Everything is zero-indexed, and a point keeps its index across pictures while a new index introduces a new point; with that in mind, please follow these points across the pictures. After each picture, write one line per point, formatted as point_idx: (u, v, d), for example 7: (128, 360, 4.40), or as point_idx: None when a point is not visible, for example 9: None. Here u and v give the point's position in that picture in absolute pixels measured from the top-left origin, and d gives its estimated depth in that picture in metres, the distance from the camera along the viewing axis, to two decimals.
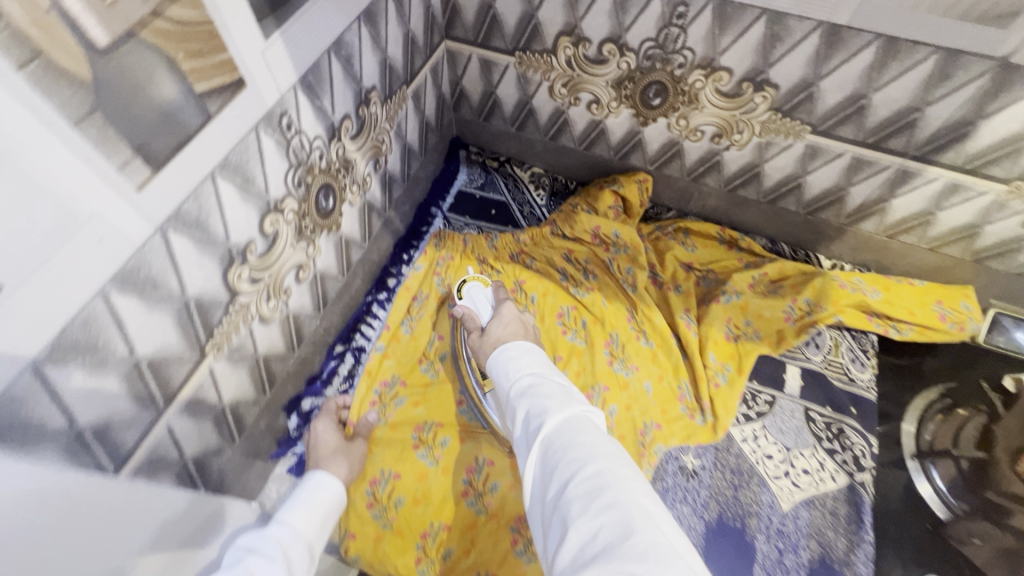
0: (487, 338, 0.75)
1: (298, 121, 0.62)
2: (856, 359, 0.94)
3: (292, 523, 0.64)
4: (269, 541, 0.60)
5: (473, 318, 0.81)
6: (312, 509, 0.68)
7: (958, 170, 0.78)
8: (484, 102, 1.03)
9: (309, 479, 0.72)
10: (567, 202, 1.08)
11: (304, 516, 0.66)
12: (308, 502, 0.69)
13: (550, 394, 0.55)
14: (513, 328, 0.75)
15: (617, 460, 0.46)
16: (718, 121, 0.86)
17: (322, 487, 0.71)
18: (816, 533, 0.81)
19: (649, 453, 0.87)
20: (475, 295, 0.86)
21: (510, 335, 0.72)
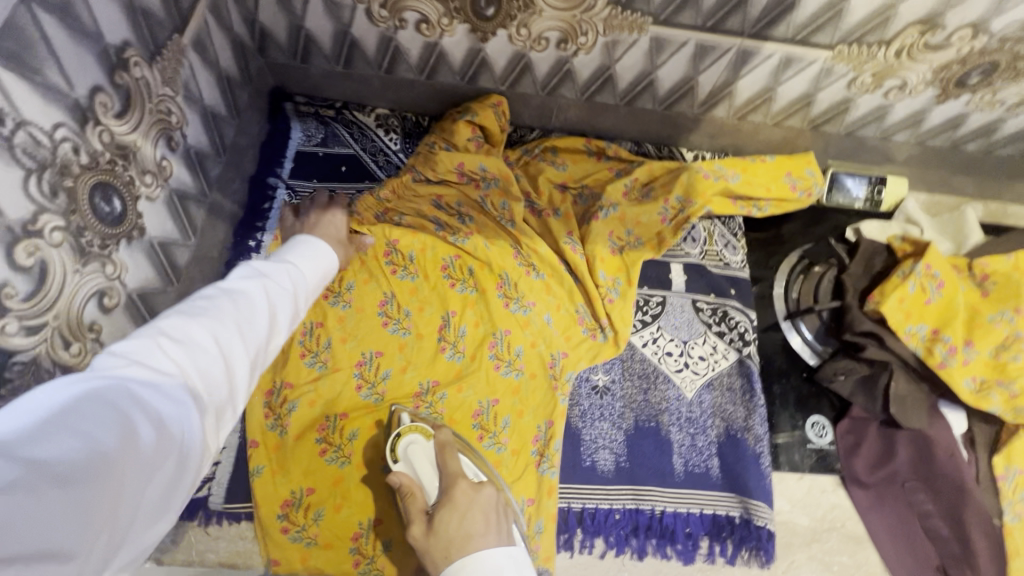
0: (434, 539, 0.59)
1: (14, 110, 0.45)
2: (729, 245, 0.99)
3: (302, 269, 0.64)
4: (284, 275, 0.59)
5: (415, 496, 0.65)
6: (315, 269, 0.66)
7: (791, 43, 0.80)
8: (295, 39, 0.85)
9: (314, 241, 0.70)
10: (422, 141, 0.97)
11: (313, 268, 0.66)
12: (312, 247, 0.69)
13: None
14: (472, 522, 0.60)
15: None
16: (560, 25, 0.79)
17: (328, 253, 0.69)
18: (719, 411, 0.88)
19: (561, 383, 0.87)
20: (416, 458, 0.71)
21: (463, 534, 0.58)
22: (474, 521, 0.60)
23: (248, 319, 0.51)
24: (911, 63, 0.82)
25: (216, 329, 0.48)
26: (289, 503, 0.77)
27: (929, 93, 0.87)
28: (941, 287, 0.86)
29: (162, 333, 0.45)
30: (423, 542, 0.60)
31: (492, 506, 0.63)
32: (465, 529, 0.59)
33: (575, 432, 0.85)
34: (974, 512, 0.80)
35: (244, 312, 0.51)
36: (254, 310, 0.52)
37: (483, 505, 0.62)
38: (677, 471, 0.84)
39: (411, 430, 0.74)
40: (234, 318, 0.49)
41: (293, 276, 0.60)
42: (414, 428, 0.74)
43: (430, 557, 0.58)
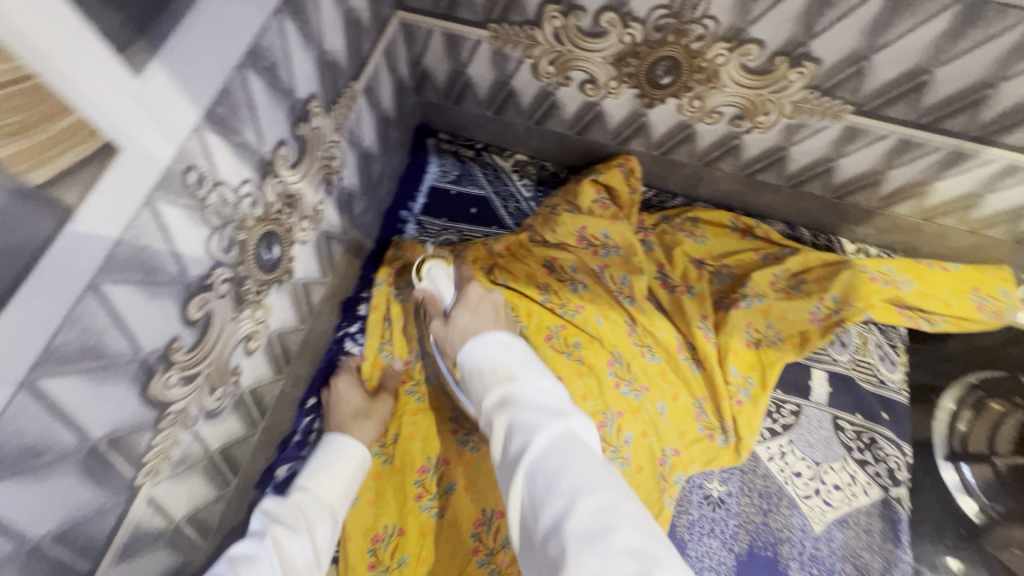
0: (453, 328, 0.63)
1: (212, 172, 0.45)
2: (887, 358, 0.87)
3: (313, 491, 0.61)
4: (297, 504, 0.58)
5: (435, 301, 0.71)
6: (332, 477, 0.64)
7: (1023, 151, 0.67)
8: (453, 82, 0.84)
9: (332, 443, 0.67)
10: (546, 202, 0.93)
11: (328, 483, 0.62)
12: (330, 463, 0.64)
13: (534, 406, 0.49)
14: (483, 315, 0.63)
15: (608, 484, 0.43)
16: (741, 101, 0.72)
17: (347, 455, 0.66)
18: (852, 556, 0.76)
19: (670, 485, 0.78)
20: (435, 275, 0.74)
21: (480, 326, 0.61)
22: (486, 312, 0.63)
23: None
24: None
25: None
26: (377, 540, 0.75)
27: None
28: None
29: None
30: (443, 330, 0.65)
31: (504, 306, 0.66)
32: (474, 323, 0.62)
33: (680, 543, 0.77)
34: None
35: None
36: (260, 573, 0.48)
37: (494, 304, 0.66)
38: None
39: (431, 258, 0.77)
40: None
41: (307, 510, 0.58)
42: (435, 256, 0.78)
43: (449, 343, 0.63)
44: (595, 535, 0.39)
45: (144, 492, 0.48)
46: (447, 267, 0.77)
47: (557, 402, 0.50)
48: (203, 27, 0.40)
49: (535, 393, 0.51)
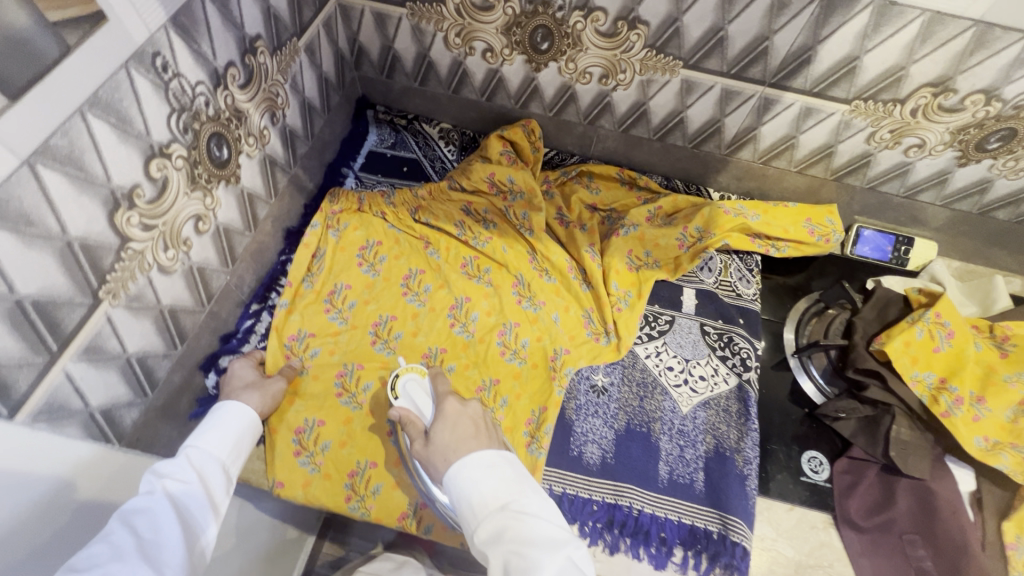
0: (431, 446, 0.67)
1: (174, 62, 0.62)
2: (744, 278, 1.04)
3: (207, 449, 0.67)
4: (183, 466, 0.62)
5: (413, 421, 0.73)
6: (223, 439, 0.70)
7: (809, 94, 0.88)
8: (384, 57, 1.04)
9: (223, 411, 0.74)
10: (464, 158, 1.12)
11: (218, 444, 0.68)
12: (219, 426, 0.71)
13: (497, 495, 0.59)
14: (462, 430, 0.68)
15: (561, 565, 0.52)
16: (602, 61, 0.93)
17: (235, 420, 0.73)
18: (711, 429, 0.91)
19: (559, 376, 0.93)
20: (412, 391, 0.80)
21: (457, 440, 0.66)
22: (464, 426, 0.68)
23: (153, 534, 0.54)
24: (928, 123, 0.88)
25: (118, 565, 0.49)
26: (300, 432, 0.86)
27: (950, 154, 0.92)
28: (950, 336, 0.86)
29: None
30: (423, 451, 0.68)
31: (481, 417, 0.71)
32: (464, 428, 0.68)
33: (568, 423, 0.91)
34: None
35: (149, 533, 0.53)
36: (158, 527, 0.54)
37: (471, 416, 0.70)
38: (660, 478, 0.87)
39: (406, 370, 0.83)
40: (138, 539, 0.52)
41: (195, 462, 0.64)
42: (410, 368, 0.84)
43: (430, 461, 0.66)
44: None
45: (103, 306, 0.61)
46: (423, 378, 0.83)
47: (552, 532, 0.56)
48: None
49: (520, 528, 0.56)
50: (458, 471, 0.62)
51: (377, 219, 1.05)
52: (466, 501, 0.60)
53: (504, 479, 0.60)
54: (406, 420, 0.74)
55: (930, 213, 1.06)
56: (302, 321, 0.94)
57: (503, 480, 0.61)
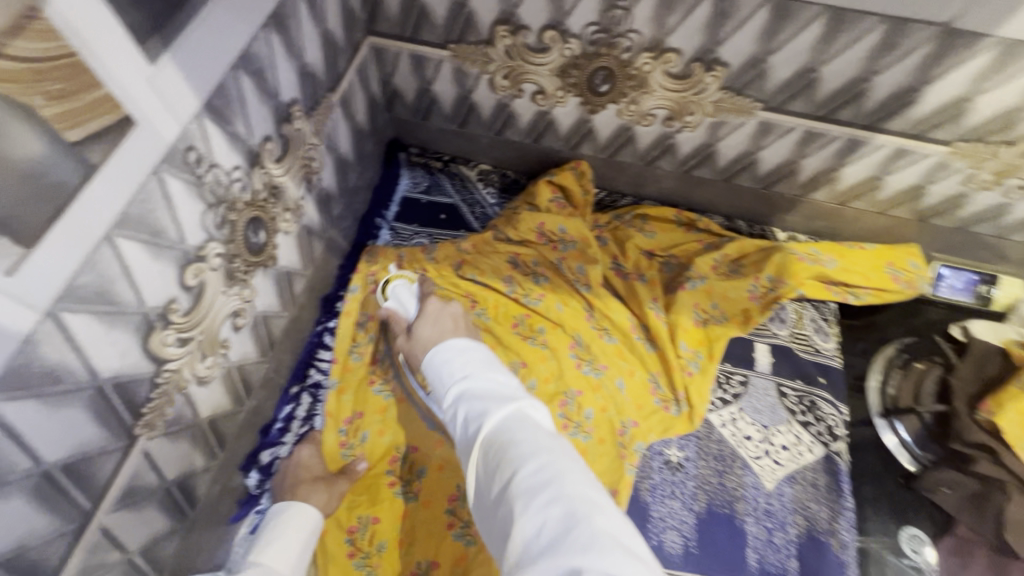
0: (416, 340, 0.67)
1: (209, 153, 0.53)
2: (820, 330, 0.96)
3: (266, 564, 0.65)
4: None
5: (398, 318, 0.77)
6: (283, 549, 0.67)
7: (906, 135, 0.79)
8: (420, 99, 0.94)
9: (282, 512, 0.71)
10: (508, 205, 1.03)
11: (275, 559, 0.66)
12: (279, 533, 0.69)
13: (486, 393, 0.52)
14: (443, 324, 0.68)
15: (557, 449, 0.45)
16: (669, 104, 0.83)
17: (290, 522, 0.69)
18: (801, 508, 0.83)
19: (630, 453, 0.85)
20: (400, 293, 0.80)
21: (439, 334, 0.65)
22: (444, 322, 0.68)
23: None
24: None
25: None
26: (354, 530, 0.78)
27: None
28: None
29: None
30: (406, 345, 0.70)
31: (463, 315, 0.70)
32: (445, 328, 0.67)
33: (644, 506, 0.82)
34: None
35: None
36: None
37: (453, 314, 0.70)
38: (751, 568, 0.79)
39: (397, 278, 0.83)
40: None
41: None
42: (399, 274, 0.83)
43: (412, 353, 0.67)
44: (555, 546, 0.38)
45: (140, 443, 0.53)
46: (411, 284, 0.82)
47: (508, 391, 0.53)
48: (205, 30, 0.48)
49: (480, 386, 0.53)
50: (434, 355, 0.60)
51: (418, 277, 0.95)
52: (439, 366, 0.58)
53: (471, 359, 0.57)
54: (393, 318, 0.78)
55: (1017, 249, 0.97)
56: (350, 400, 0.85)
57: (477, 364, 0.57)
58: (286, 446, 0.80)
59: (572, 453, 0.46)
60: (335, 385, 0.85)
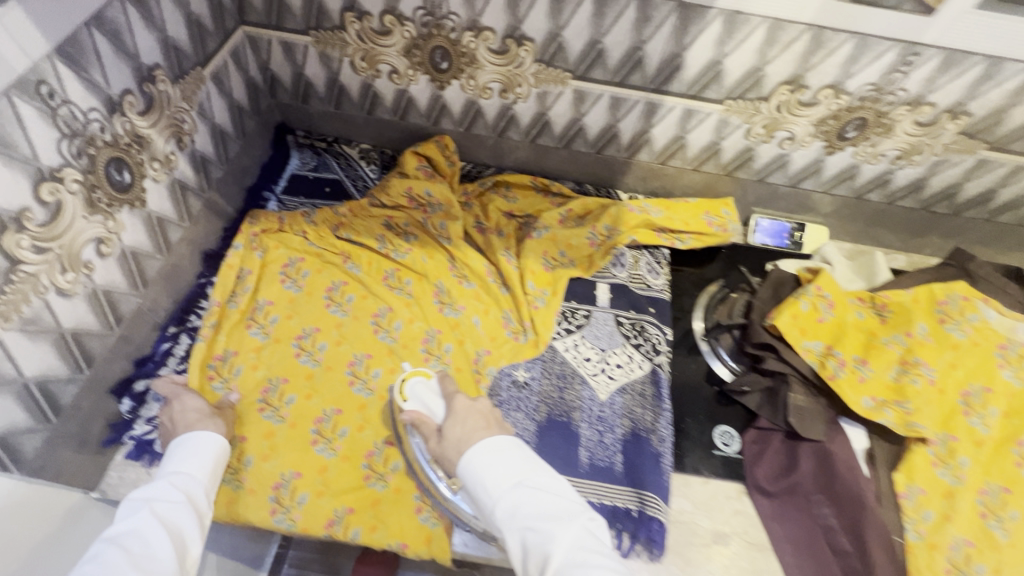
0: (446, 443, 0.70)
1: (62, 90, 0.65)
2: (653, 270, 1.11)
3: (189, 472, 0.71)
4: (169, 490, 0.66)
5: (426, 421, 0.75)
6: (189, 459, 0.72)
7: (687, 96, 0.97)
8: (297, 84, 1.09)
9: (189, 438, 0.75)
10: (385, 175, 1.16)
11: (200, 467, 0.72)
12: (193, 450, 0.73)
13: (545, 515, 0.59)
14: (473, 422, 0.71)
15: (576, 544, 0.57)
16: (500, 77, 1.00)
17: (206, 445, 0.74)
18: (628, 412, 0.95)
19: (481, 376, 0.97)
20: (420, 393, 0.79)
21: (469, 433, 0.69)
22: (475, 420, 0.71)
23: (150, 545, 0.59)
24: (792, 117, 0.98)
25: None
26: None
27: (817, 144, 1.02)
28: (831, 306, 0.95)
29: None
30: (437, 447, 0.71)
31: (491, 411, 0.74)
32: (480, 427, 0.70)
33: None
34: (874, 529, 0.83)
35: (138, 548, 0.58)
36: (147, 542, 0.59)
37: (482, 411, 0.73)
38: (582, 463, 0.91)
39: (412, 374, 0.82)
40: (138, 553, 0.58)
41: (181, 486, 0.68)
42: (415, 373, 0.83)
43: (444, 457, 0.70)
44: None
45: None
46: (428, 379, 0.82)
47: (560, 511, 0.60)
48: None
49: (534, 502, 0.61)
50: (475, 456, 0.66)
51: (298, 237, 1.08)
52: (477, 482, 0.64)
53: (511, 460, 0.65)
54: (420, 422, 0.76)
55: (823, 201, 1.16)
56: (224, 340, 0.94)
57: (516, 477, 0.63)
58: (162, 379, 0.89)
59: (592, 548, 0.58)
60: (210, 327, 0.94)
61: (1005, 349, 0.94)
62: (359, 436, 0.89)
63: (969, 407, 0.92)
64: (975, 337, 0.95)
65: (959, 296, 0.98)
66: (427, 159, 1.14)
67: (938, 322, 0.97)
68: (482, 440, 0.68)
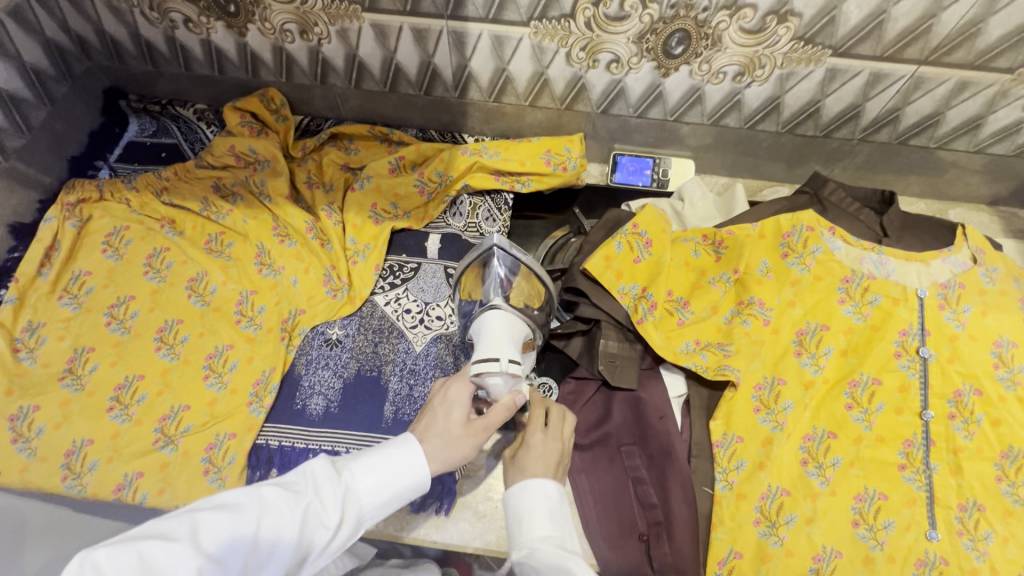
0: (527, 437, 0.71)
1: None
2: (490, 217, 1.04)
3: (368, 484, 0.62)
4: (305, 483, 0.60)
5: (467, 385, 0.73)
6: (380, 480, 0.62)
7: (488, 21, 0.88)
8: (104, 41, 1.04)
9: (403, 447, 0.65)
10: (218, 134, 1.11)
11: (385, 482, 0.62)
12: (394, 466, 0.63)
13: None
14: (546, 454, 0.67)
15: None
16: (292, 17, 0.92)
17: (405, 468, 0.63)
18: (440, 363, 0.91)
19: (291, 336, 0.93)
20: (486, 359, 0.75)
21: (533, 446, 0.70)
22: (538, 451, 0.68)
23: (277, 540, 0.55)
24: (608, 35, 0.87)
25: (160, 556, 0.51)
26: (15, 419, 0.85)
27: (648, 66, 0.92)
28: (647, 245, 0.87)
29: (141, 566, 0.49)
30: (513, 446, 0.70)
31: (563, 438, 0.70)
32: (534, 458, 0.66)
33: (296, 377, 0.91)
34: (678, 480, 0.80)
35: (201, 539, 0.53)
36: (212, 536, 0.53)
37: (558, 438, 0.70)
38: (385, 418, 0.87)
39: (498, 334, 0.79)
40: (245, 547, 0.54)
41: (319, 487, 0.60)
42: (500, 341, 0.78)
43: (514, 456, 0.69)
44: None
45: None
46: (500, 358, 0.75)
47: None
48: None
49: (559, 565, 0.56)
50: (516, 494, 0.63)
51: (121, 204, 1.05)
52: (518, 524, 0.61)
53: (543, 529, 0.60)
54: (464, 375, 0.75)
55: (688, 131, 1.05)
56: (31, 312, 0.94)
57: (552, 519, 0.61)
58: None
59: None
60: (14, 300, 0.93)
61: (849, 282, 0.84)
62: (157, 401, 0.88)
63: (802, 347, 0.84)
64: (817, 271, 0.86)
65: (803, 226, 0.88)
66: (253, 114, 1.09)
67: (779, 257, 0.88)
68: (522, 478, 0.64)
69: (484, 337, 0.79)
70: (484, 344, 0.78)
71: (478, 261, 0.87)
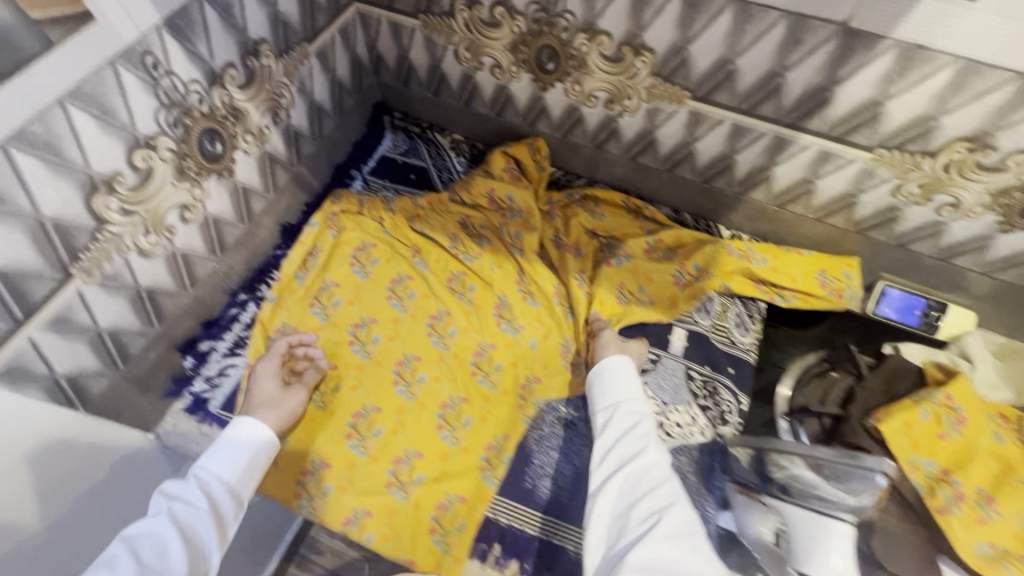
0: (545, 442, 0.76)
1: (166, 61, 0.66)
2: (741, 325, 0.97)
3: (217, 480, 0.65)
4: (187, 490, 0.63)
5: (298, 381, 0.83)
6: (225, 465, 0.67)
7: (826, 137, 0.81)
8: (400, 65, 1.07)
9: (228, 434, 0.70)
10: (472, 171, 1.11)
11: (233, 473, 0.67)
12: (232, 451, 0.69)
13: None
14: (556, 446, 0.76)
15: None
16: (608, 86, 0.90)
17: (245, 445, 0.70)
18: (679, 479, 0.84)
19: (525, 405, 0.91)
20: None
21: None
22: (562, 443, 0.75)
23: (156, 560, 0.55)
24: (962, 181, 0.78)
25: None
26: None
27: (989, 218, 0.82)
28: (960, 424, 0.77)
29: None
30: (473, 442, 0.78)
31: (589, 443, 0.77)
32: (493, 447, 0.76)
33: (527, 453, 0.88)
34: None
35: (151, 561, 0.54)
36: (160, 555, 0.55)
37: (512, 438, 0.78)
38: None
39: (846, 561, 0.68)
40: (139, 566, 0.53)
41: (177, 492, 0.62)
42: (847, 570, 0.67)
43: None
44: None
45: (75, 284, 0.65)
46: None
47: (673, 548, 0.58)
48: None
49: None
50: None
51: (373, 221, 1.05)
52: None
53: None
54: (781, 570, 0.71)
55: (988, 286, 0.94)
56: (286, 314, 0.95)
57: None
58: (225, 342, 0.91)
59: None
60: (273, 300, 0.95)
61: None
62: (392, 441, 0.86)
63: None
64: None
65: None
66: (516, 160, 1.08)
67: None
68: None
69: (822, 545, 0.68)
70: (816, 552, 0.68)
71: (840, 463, 0.74)
